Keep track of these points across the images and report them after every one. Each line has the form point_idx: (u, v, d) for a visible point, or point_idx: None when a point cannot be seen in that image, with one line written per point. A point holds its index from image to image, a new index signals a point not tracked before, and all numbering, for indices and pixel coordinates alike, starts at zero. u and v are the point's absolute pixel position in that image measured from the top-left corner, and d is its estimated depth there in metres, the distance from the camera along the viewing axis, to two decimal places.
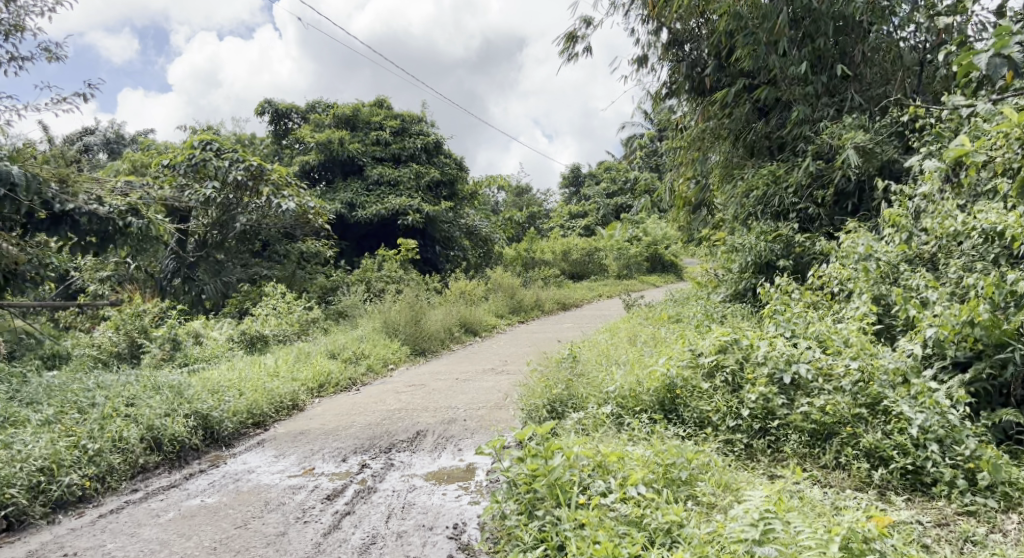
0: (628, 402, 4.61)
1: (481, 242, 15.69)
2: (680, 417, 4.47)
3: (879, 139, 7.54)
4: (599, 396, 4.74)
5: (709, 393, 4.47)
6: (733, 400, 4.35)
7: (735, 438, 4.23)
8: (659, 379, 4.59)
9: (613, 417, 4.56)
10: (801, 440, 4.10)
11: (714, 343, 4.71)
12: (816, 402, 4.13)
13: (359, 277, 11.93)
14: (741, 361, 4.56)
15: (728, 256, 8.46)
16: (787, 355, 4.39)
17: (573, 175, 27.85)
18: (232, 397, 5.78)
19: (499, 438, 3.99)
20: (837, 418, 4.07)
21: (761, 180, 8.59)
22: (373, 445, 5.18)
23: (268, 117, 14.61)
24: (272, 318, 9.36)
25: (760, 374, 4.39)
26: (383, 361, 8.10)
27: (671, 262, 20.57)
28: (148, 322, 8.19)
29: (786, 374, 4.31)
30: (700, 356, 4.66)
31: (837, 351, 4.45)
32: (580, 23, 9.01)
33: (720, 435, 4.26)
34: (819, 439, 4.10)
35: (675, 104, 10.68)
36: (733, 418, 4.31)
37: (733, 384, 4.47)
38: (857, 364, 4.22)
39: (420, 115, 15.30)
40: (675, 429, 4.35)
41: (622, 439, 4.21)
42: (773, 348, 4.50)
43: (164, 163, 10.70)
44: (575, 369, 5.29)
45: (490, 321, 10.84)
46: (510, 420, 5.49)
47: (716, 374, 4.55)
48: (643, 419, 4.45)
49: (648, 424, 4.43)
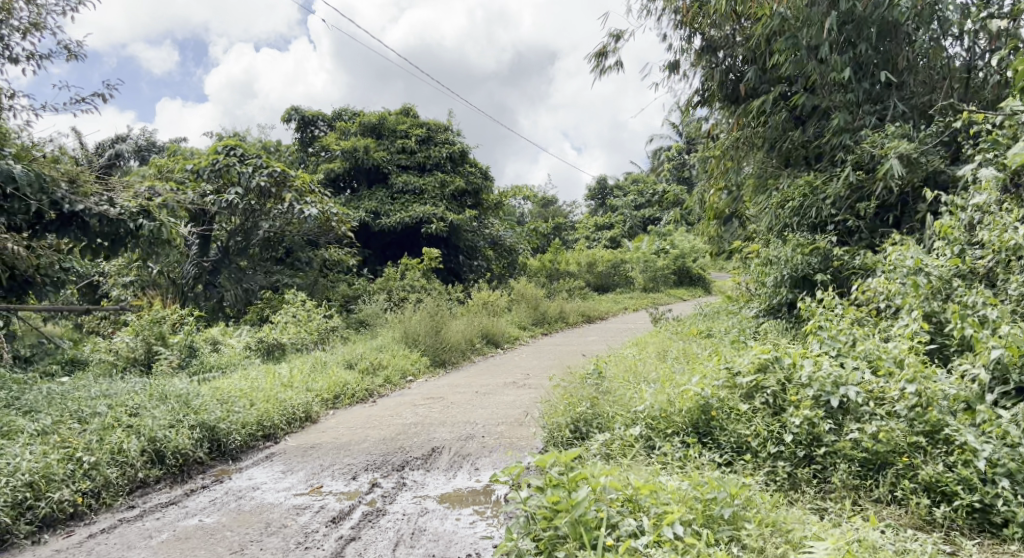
0: (659, 425, 4.29)
1: (506, 252, 15.41)
2: (715, 441, 4.14)
3: (925, 149, 7.18)
4: (627, 417, 4.43)
5: (747, 416, 4.13)
6: (774, 424, 4.01)
7: (778, 466, 3.89)
8: (693, 399, 4.26)
9: (643, 440, 4.25)
10: (852, 471, 3.75)
11: (753, 361, 4.37)
12: (867, 428, 3.77)
13: (380, 286, 11.72)
14: (783, 382, 4.20)
15: (762, 269, 8.11)
16: (834, 376, 4.03)
17: (599, 187, 27.51)
18: (242, 407, 5.57)
19: (517, 465, 3.68)
20: (892, 446, 3.72)
21: (798, 190, 8.23)
22: (387, 462, 4.91)
23: (294, 124, 14.55)
24: (291, 325, 9.17)
25: (805, 396, 4.04)
26: (402, 372, 7.84)
27: (700, 276, 20.09)
28: (165, 329, 8.02)
29: (834, 397, 3.94)
30: (738, 375, 4.32)
31: (889, 372, 4.09)
32: (608, 38, 8.74)
33: (760, 464, 3.93)
34: (871, 469, 3.75)
35: (707, 112, 10.36)
36: (774, 444, 3.97)
37: (774, 407, 4.13)
38: (915, 388, 3.85)
39: (446, 124, 15.14)
40: (711, 455, 4.03)
41: (654, 467, 3.90)
42: (818, 368, 4.15)
43: (188, 168, 10.63)
44: (601, 386, 4.97)
45: (513, 333, 10.56)
46: (532, 438, 5.19)
47: (755, 395, 4.21)
48: (675, 443, 4.12)
49: (680, 448, 4.12)
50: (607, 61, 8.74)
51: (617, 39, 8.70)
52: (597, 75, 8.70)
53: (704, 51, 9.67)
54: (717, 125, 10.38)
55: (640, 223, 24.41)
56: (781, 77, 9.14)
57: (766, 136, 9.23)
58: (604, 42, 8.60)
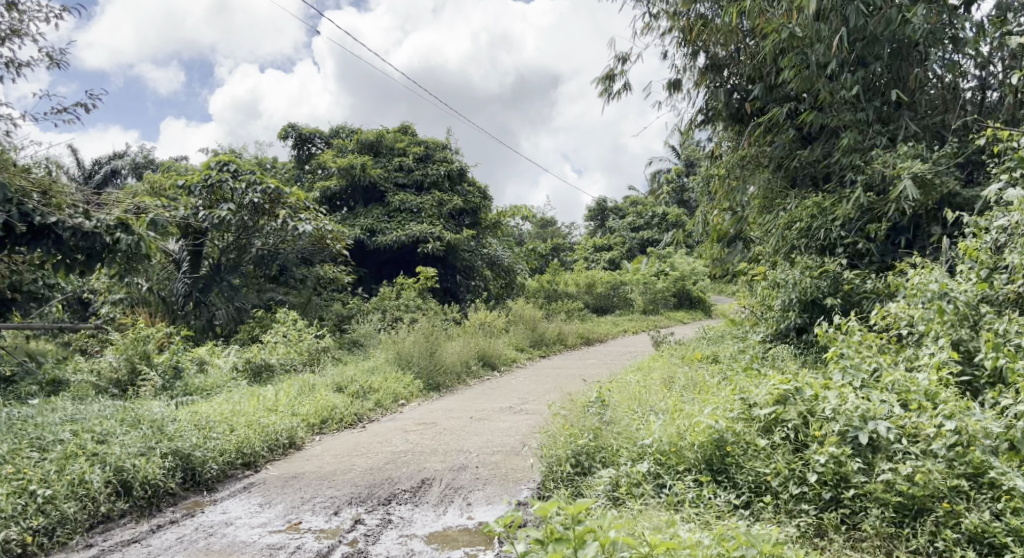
0: (670, 461, 3.97)
1: (504, 272, 15.09)
2: (732, 479, 3.82)
3: (939, 170, 6.93)
4: (633, 450, 4.12)
5: (766, 452, 3.81)
6: (796, 462, 3.69)
7: (800, 509, 3.57)
8: (706, 433, 3.94)
9: (652, 477, 3.93)
10: (885, 517, 3.41)
11: (770, 393, 4.06)
12: (902, 469, 3.44)
13: (374, 306, 11.40)
14: (805, 415, 3.89)
15: (770, 292, 7.82)
16: (862, 410, 3.72)
17: (599, 209, 27.32)
18: (221, 434, 5.25)
19: (514, 512, 3.29)
20: (929, 490, 3.38)
21: (806, 211, 7.97)
22: (372, 496, 4.58)
23: (290, 142, 14.33)
24: (281, 346, 8.84)
25: (829, 432, 3.72)
26: (394, 396, 7.50)
27: (700, 299, 19.67)
28: (149, 348, 7.70)
29: (862, 433, 3.63)
30: (754, 407, 4.01)
31: (920, 406, 3.77)
32: (614, 60, 8.51)
33: (781, 508, 3.60)
34: (906, 516, 3.41)
35: (711, 131, 10.13)
36: (797, 484, 3.65)
37: (795, 443, 3.82)
38: (954, 425, 3.53)
39: (445, 142, 14.91)
40: (727, 496, 3.70)
41: (667, 514, 3.57)
42: (842, 401, 3.85)
43: (179, 183, 10.38)
44: (605, 415, 4.66)
45: (510, 354, 10.24)
46: (529, 471, 4.86)
47: (775, 430, 3.90)
48: (688, 482, 3.80)
49: (693, 487, 3.80)
50: (615, 85, 8.52)
51: (623, 62, 8.48)
52: (606, 102, 8.48)
53: (708, 69, 9.48)
54: (722, 144, 10.16)
55: (640, 245, 24.14)
56: (788, 96, 8.94)
57: (773, 155, 9.00)
58: (611, 65, 8.38)
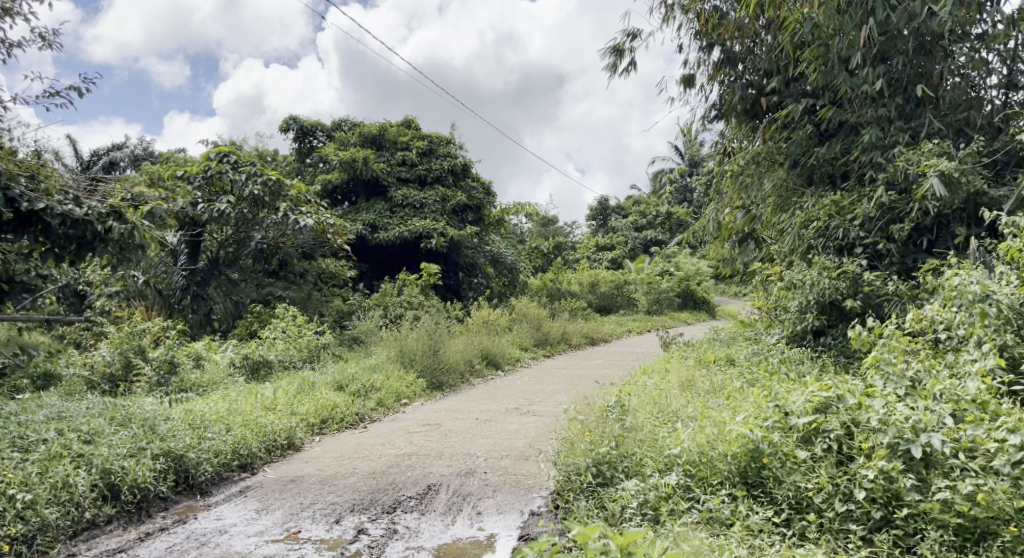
0: (700, 473, 3.73)
1: (507, 270, 14.80)
2: (769, 494, 3.58)
3: (966, 168, 6.64)
4: (661, 461, 3.88)
5: (807, 465, 3.57)
6: (840, 477, 3.45)
7: (846, 529, 3.32)
8: (740, 443, 3.70)
9: (682, 490, 3.69)
10: (944, 541, 3.15)
11: (809, 401, 3.83)
12: (962, 488, 3.18)
13: (376, 302, 11.13)
14: (848, 425, 3.66)
15: (786, 293, 7.56)
16: (912, 421, 3.47)
17: (601, 208, 27.08)
18: (216, 434, 5.02)
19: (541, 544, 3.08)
20: (994, 512, 3.11)
21: (823, 210, 7.68)
22: (376, 502, 4.33)
23: (292, 134, 14.06)
24: (280, 342, 8.56)
25: (877, 445, 3.48)
26: (396, 395, 7.24)
27: (704, 300, 19.43)
28: (145, 342, 7.43)
29: (914, 446, 3.37)
30: (790, 416, 3.78)
31: (975, 417, 3.52)
32: (624, 36, 8.28)
33: (825, 527, 3.35)
34: (968, 540, 3.14)
35: (724, 127, 9.89)
36: (842, 501, 3.41)
37: (838, 455, 3.58)
38: (1018, 439, 3.27)
39: (449, 137, 14.63)
40: (765, 513, 3.46)
41: (701, 533, 3.32)
42: (888, 411, 3.61)
43: (177, 174, 10.10)
44: (625, 420, 4.42)
45: (514, 353, 9.98)
46: (542, 478, 4.61)
47: (815, 441, 3.66)
48: (722, 497, 3.56)
49: (727, 502, 3.56)
50: (622, 61, 8.27)
51: (633, 38, 8.24)
52: (609, 75, 8.22)
53: (722, 63, 9.23)
54: (735, 141, 9.91)
55: (642, 245, 23.90)
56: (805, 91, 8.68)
57: (789, 152, 8.74)
58: (619, 40, 8.13)
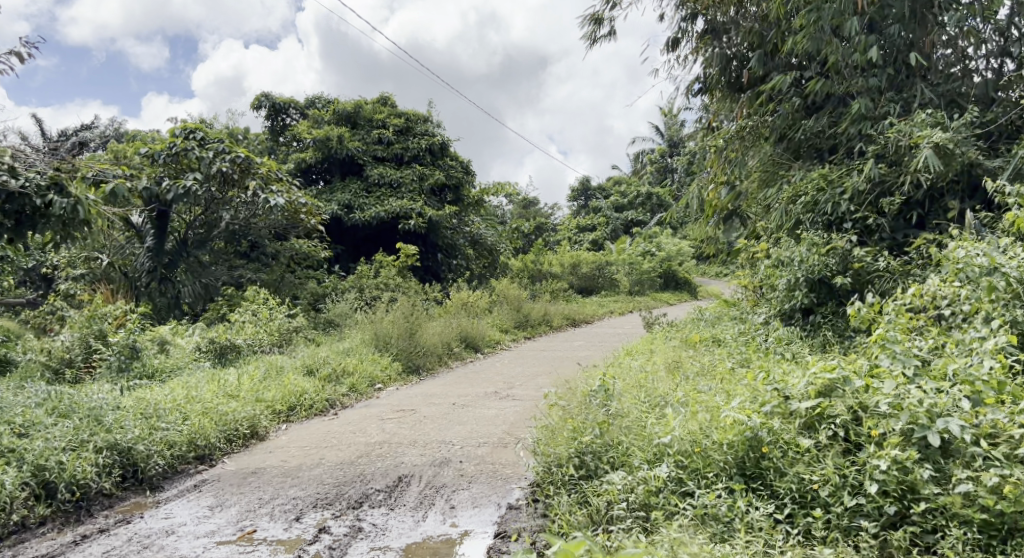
0: (694, 464, 3.45)
1: (487, 251, 14.44)
2: (770, 487, 3.31)
3: (960, 139, 6.38)
4: (650, 451, 3.60)
5: (811, 455, 3.31)
6: (848, 468, 3.18)
7: (857, 526, 3.05)
8: (737, 431, 3.44)
9: (674, 483, 3.42)
10: (968, 539, 2.88)
11: (811, 384, 3.56)
12: (987, 480, 2.92)
13: (352, 284, 10.73)
14: (854, 410, 3.40)
15: (773, 271, 7.29)
16: (928, 404, 3.21)
17: (582, 188, 26.77)
18: (169, 424, 4.69)
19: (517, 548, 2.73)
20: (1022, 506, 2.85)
21: (811, 184, 7.42)
22: (341, 497, 4.03)
23: (264, 112, 13.55)
24: (249, 325, 8.16)
25: (889, 431, 3.22)
26: (370, 379, 6.89)
27: (686, 281, 19.23)
28: (106, 327, 7.01)
29: (932, 433, 3.11)
30: (791, 401, 3.51)
31: (993, 400, 3.26)
32: (604, 4, 7.92)
33: (833, 523, 3.08)
34: (994, 537, 2.87)
35: (708, 100, 9.57)
36: (851, 494, 3.14)
37: (845, 443, 3.32)
38: None
39: (426, 115, 14.20)
40: (766, 508, 3.19)
41: (700, 536, 3.05)
42: (900, 393, 3.34)
43: (142, 152, 9.53)
44: (612, 406, 4.13)
45: (494, 335, 9.66)
46: (521, 467, 4.31)
47: (819, 427, 3.40)
48: (719, 491, 3.28)
49: (725, 496, 3.28)
50: (601, 30, 7.92)
51: (614, 7, 7.88)
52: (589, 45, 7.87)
53: (706, 33, 8.90)
54: (720, 115, 9.60)
55: (624, 225, 23.62)
56: (791, 63, 8.40)
57: (776, 125, 8.47)
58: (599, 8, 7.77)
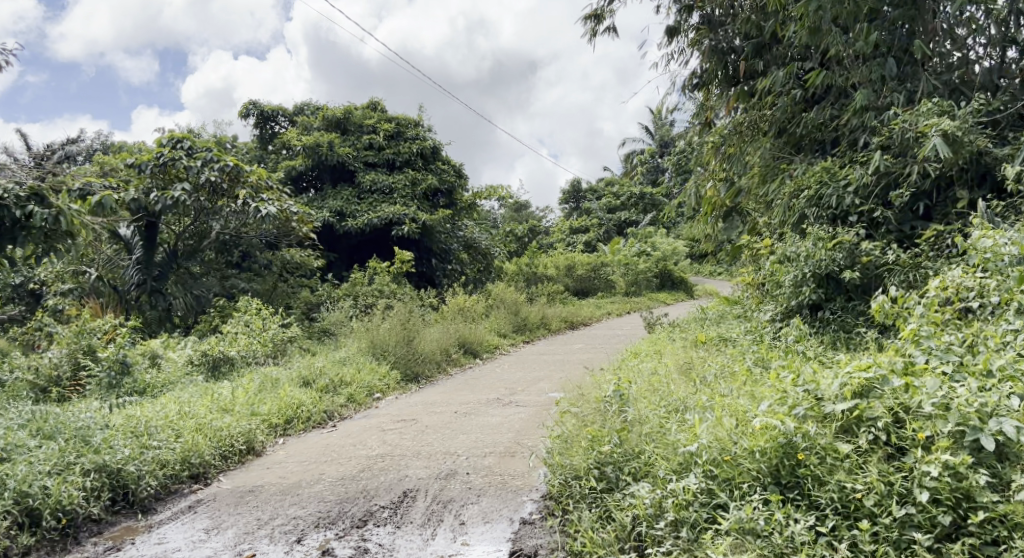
0: (725, 474, 3.28)
1: (482, 255, 14.25)
2: (808, 498, 3.14)
3: (968, 127, 6.24)
4: (678, 460, 3.45)
5: (851, 461, 3.15)
6: (892, 475, 3.03)
7: (909, 538, 2.87)
8: (769, 438, 3.28)
9: (705, 496, 3.25)
10: None
11: (846, 385, 3.42)
12: None
13: (346, 291, 10.51)
14: (895, 412, 3.27)
15: (778, 267, 7.12)
16: (978, 404, 3.08)
17: (573, 191, 26.62)
18: (161, 441, 4.47)
19: None
20: None
21: (814, 178, 7.26)
22: (344, 515, 3.83)
23: (252, 120, 13.33)
24: (241, 336, 7.89)
25: (936, 434, 3.09)
26: (368, 389, 6.68)
27: (681, 280, 19.07)
28: (95, 342, 6.77)
29: (986, 436, 2.98)
30: (824, 403, 3.38)
31: None
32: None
33: (882, 536, 2.91)
34: None
35: (704, 96, 9.41)
36: (899, 503, 2.98)
37: (887, 448, 3.18)
38: None
39: (417, 119, 14.01)
40: (806, 520, 3.01)
41: None
42: (944, 393, 3.22)
43: (128, 162, 9.22)
44: (634, 411, 3.97)
45: (492, 340, 9.46)
46: (532, 477, 4.13)
47: (858, 431, 3.26)
48: (756, 504, 3.10)
49: (761, 508, 3.11)
50: (600, 26, 7.75)
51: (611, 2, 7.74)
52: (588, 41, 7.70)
53: (702, 27, 8.73)
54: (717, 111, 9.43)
55: (617, 226, 23.49)
56: (789, 55, 8.25)
57: (775, 119, 8.31)
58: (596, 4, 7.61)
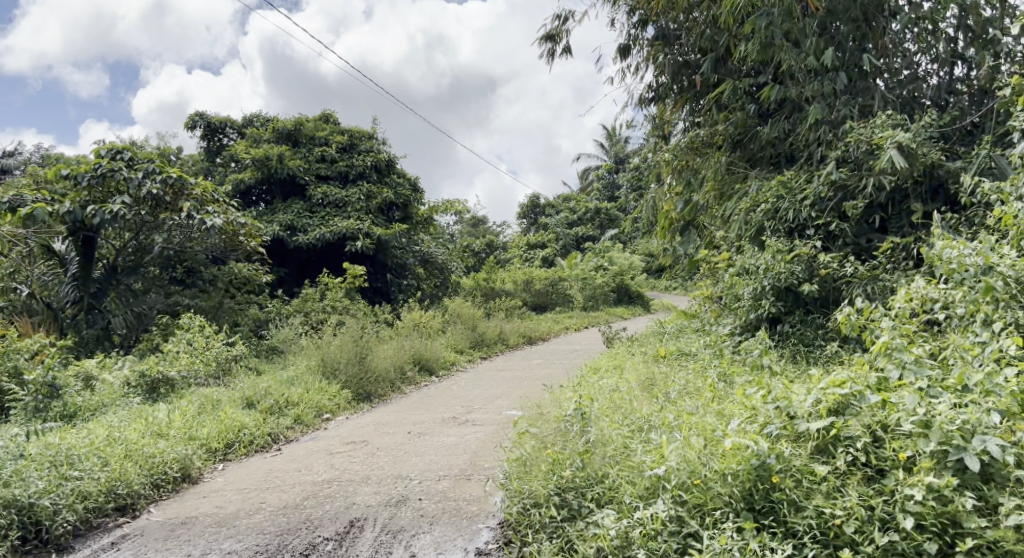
0: (696, 500, 3.11)
1: (438, 270, 13.97)
2: (784, 524, 2.99)
3: (922, 140, 6.23)
4: (648, 484, 3.26)
5: (828, 485, 3.02)
6: (872, 500, 2.91)
7: None
8: (742, 459, 3.12)
9: (674, 524, 3.07)
10: None
11: (820, 401, 3.29)
12: None
13: (296, 308, 10.13)
14: (872, 431, 3.15)
15: (736, 280, 7.03)
16: (960, 422, 3.00)
17: (532, 206, 26.53)
18: (84, 470, 4.13)
19: None
20: None
21: (771, 191, 7.21)
22: (285, 550, 3.55)
23: (198, 132, 12.88)
24: (184, 355, 7.46)
25: (918, 455, 2.99)
26: (316, 409, 6.35)
27: (638, 294, 19.05)
28: (23, 363, 6.30)
29: (971, 456, 2.89)
30: (798, 421, 3.25)
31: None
32: (556, 19, 7.66)
33: None
34: None
35: (660, 110, 9.34)
36: (883, 530, 2.86)
37: (866, 470, 3.06)
38: None
39: (370, 132, 13.69)
40: (784, 550, 2.86)
41: None
42: (924, 409, 3.12)
43: (63, 174, 8.73)
44: (599, 431, 3.77)
45: (448, 357, 9.18)
46: (488, 503, 3.89)
47: (835, 451, 3.14)
48: (729, 533, 2.94)
49: (736, 537, 2.95)
50: (557, 46, 7.64)
51: (566, 20, 7.64)
52: (546, 62, 7.58)
53: (657, 40, 8.67)
54: (672, 124, 9.38)
55: (575, 241, 23.47)
56: (743, 70, 8.23)
57: (729, 133, 8.26)
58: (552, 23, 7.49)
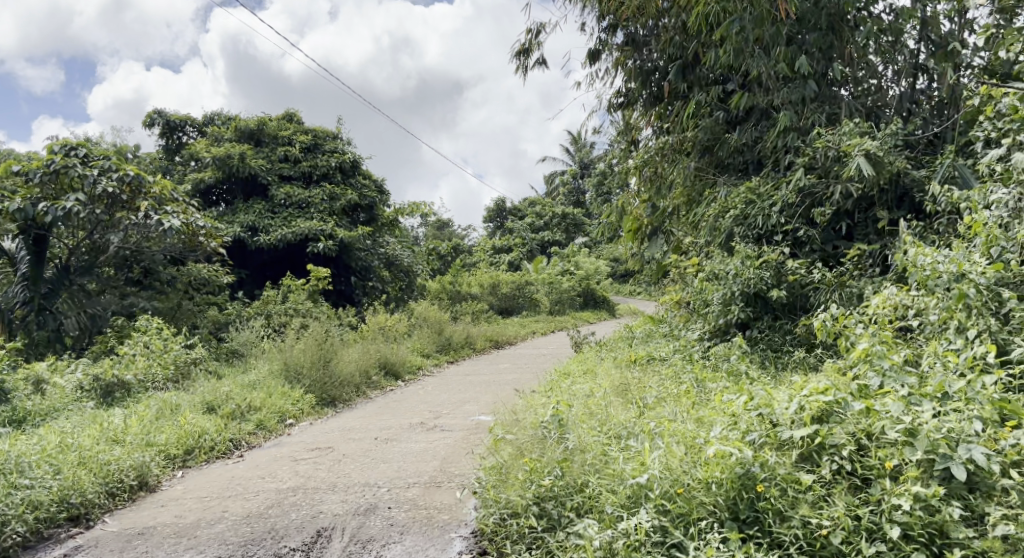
0: (680, 509, 3.07)
1: (403, 273, 13.79)
2: (769, 534, 2.96)
3: (888, 149, 6.30)
4: (632, 494, 3.22)
5: (813, 494, 3.01)
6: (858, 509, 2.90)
7: None
8: (727, 467, 3.09)
9: (659, 534, 3.03)
10: None
11: (804, 408, 3.29)
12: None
13: (257, 310, 9.88)
14: (855, 439, 3.15)
15: (705, 285, 7.03)
16: (945, 431, 3.02)
17: (497, 210, 26.45)
18: (33, 480, 3.93)
19: None
20: None
21: (739, 198, 7.24)
22: None
23: (157, 129, 12.52)
24: (140, 358, 7.20)
25: (904, 464, 3.00)
26: (279, 415, 6.16)
27: (603, 298, 19.10)
28: None
29: (957, 465, 2.91)
30: (781, 428, 3.24)
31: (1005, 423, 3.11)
32: (528, 33, 7.60)
33: None
34: None
35: (629, 115, 9.34)
36: (870, 540, 2.85)
37: (851, 479, 3.06)
38: None
39: (335, 132, 13.48)
40: None
41: None
42: (908, 418, 3.13)
43: (13, 170, 8.37)
44: (579, 438, 3.72)
45: (414, 361, 9.04)
46: (461, 511, 3.79)
47: (820, 459, 3.13)
48: (715, 544, 2.91)
49: (722, 548, 2.91)
50: (531, 60, 7.58)
51: (538, 34, 7.58)
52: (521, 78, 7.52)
53: (627, 45, 8.66)
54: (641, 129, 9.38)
55: (540, 245, 23.46)
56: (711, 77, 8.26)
57: (697, 139, 8.29)
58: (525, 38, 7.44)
